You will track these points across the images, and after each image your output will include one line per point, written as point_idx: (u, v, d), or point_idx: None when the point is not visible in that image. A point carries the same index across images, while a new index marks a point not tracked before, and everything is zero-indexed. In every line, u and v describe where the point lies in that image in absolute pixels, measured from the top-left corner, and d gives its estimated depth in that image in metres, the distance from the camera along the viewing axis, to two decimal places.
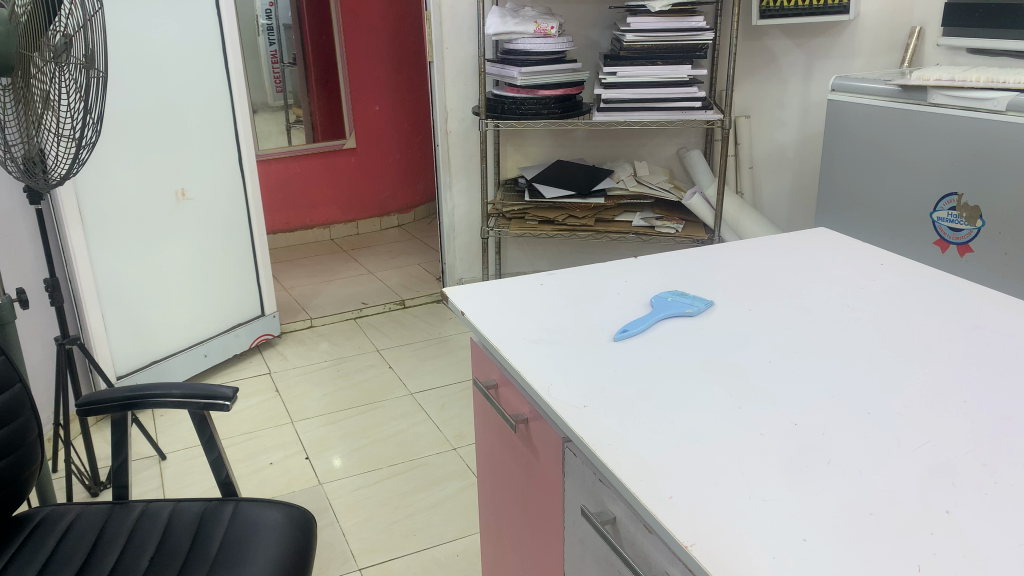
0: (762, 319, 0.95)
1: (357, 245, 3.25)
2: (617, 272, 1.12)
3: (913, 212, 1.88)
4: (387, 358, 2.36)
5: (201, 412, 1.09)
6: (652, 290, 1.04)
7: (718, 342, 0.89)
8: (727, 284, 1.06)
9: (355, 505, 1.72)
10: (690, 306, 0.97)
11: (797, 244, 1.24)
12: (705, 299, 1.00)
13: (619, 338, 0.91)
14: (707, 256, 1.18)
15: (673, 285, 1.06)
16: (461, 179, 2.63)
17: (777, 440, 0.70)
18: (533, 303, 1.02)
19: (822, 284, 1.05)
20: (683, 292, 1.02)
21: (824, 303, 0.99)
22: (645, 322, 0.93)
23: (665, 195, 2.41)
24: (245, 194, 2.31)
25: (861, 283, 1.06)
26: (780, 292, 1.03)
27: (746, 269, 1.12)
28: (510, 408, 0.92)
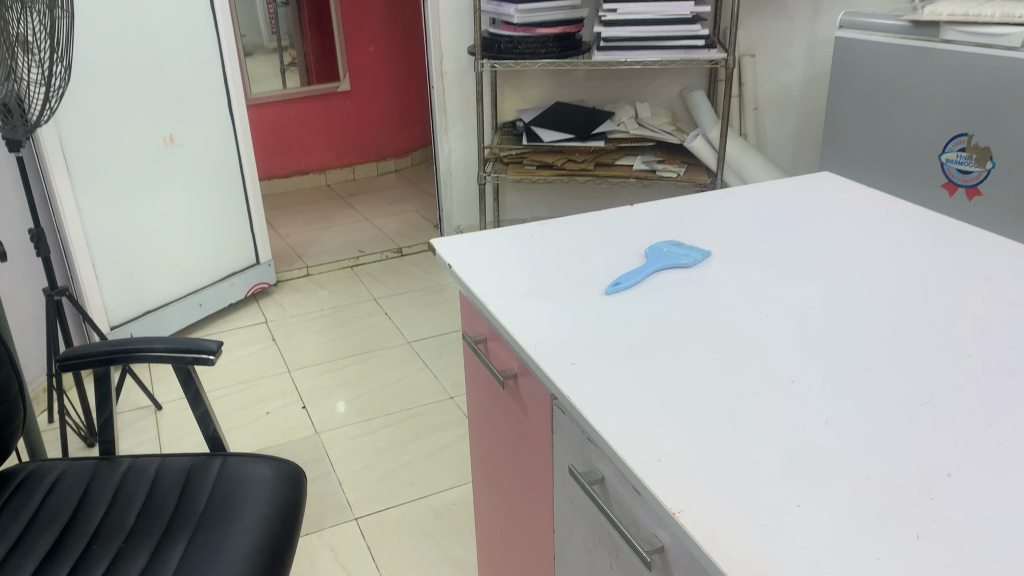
0: (761, 271, 0.91)
1: (354, 191, 3.20)
2: (611, 221, 1.08)
3: (921, 154, 1.82)
4: (384, 307, 2.33)
5: (186, 367, 1.07)
6: (647, 240, 1.00)
7: (715, 296, 0.86)
8: (725, 233, 1.02)
9: (351, 454, 1.71)
10: (686, 257, 0.93)
11: (800, 189, 1.19)
12: (702, 249, 0.96)
13: (611, 291, 0.87)
14: (706, 203, 1.14)
15: (669, 235, 1.02)
16: (458, 122, 2.57)
17: (772, 399, 0.68)
18: (523, 254, 0.98)
19: (824, 232, 1.02)
20: (679, 242, 0.98)
21: (826, 253, 0.95)
22: (638, 274, 0.90)
23: (667, 137, 2.35)
24: (236, 140, 2.25)
25: (865, 230, 1.02)
26: (780, 241, 0.99)
27: (745, 217, 1.08)
28: (499, 362, 0.89)
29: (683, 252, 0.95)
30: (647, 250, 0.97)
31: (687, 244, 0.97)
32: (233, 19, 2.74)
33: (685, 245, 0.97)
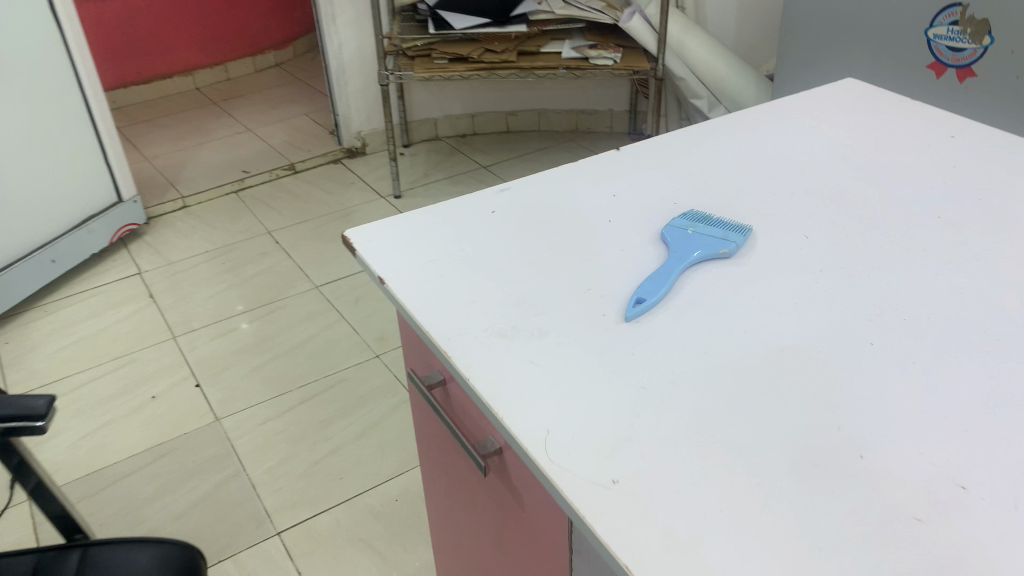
0: (835, 258, 0.64)
1: (230, 94, 2.74)
2: (595, 176, 0.78)
3: (900, 31, 1.44)
4: (282, 243, 1.98)
5: (5, 438, 0.74)
6: (657, 213, 0.71)
7: (785, 314, 0.58)
8: (756, 189, 0.74)
9: (264, 444, 1.42)
10: (721, 242, 0.65)
11: (827, 103, 0.90)
12: (738, 224, 0.68)
13: (632, 316, 0.58)
14: (712, 136, 0.84)
15: (684, 200, 0.73)
16: (347, 8, 2.13)
17: (954, 538, 0.42)
18: (487, 249, 0.67)
19: (889, 177, 0.74)
20: (699, 212, 0.69)
21: (911, 218, 0.68)
22: (665, 281, 0.61)
23: (598, 16, 1.99)
24: (68, 50, 1.78)
25: (942, 170, 0.75)
26: (834, 199, 0.72)
27: (772, 155, 0.80)
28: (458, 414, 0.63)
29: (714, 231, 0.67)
30: (661, 231, 0.68)
31: (715, 214, 0.69)
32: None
33: (709, 217, 0.68)
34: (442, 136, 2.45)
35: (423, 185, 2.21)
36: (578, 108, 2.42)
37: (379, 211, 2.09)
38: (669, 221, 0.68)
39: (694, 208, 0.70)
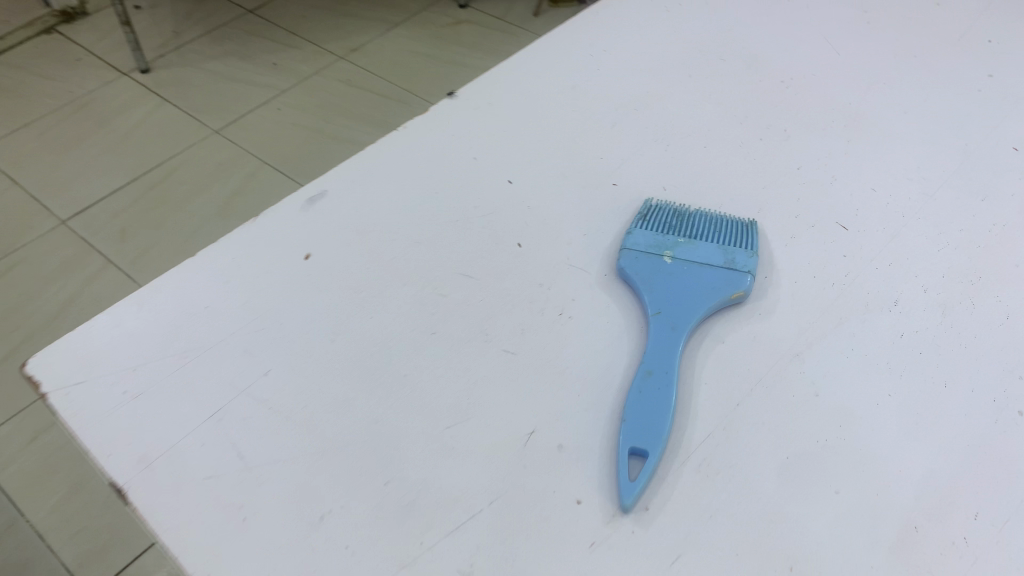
0: (908, 272, 0.38)
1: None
2: (463, 141, 0.46)
3: None
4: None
5: None
6: (592, 216, 0.42)
7: (886, 430, 0.33)
8: (731, 135, 0.45)
9: None
10: (728, 280, 0.37)
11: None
12: (733, 222, 0.40)
13: (631, 503, 0.31)
14: (624, 27, 0.53)
15: (626, 177, 0.43)
16: None
17: None
18: (320, 359, 0.36)
19: (909, 82, 0.49)
20: (666, 211, 0.41)
21: (976, 163, 0.44)
22: (664, 402, 0.33)
23: None
24: None
25: (974, 57, 0.50)
26: (853, 137, 0.45)
27: (726, 61, 0.51)
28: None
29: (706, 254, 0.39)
30: (616, 262, 0.39)
31: (691, 209, 0.41)
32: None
33: (688, 220, 0.40)
34: None
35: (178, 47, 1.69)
36: None
37: None
38: (626, 242, 0.39)
39: (654, 201, 0.42)
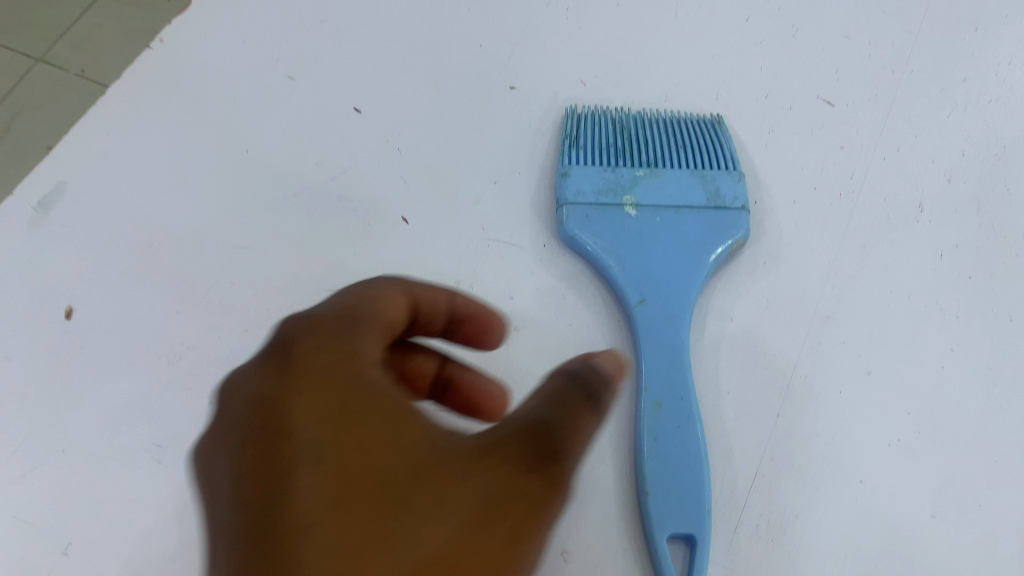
0: (924, 156, 0.29)
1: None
2: (265, 53, 0.30)
3: None
4: None
5: None
6: (496, 146, 0.28)
7: (967, 409, 0.25)
8: None
9: None
10: (717, 226, 0.26)
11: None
12: (694, 126, 0.28)
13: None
14: None
15: (527, 73, 0.30)
16: None
17: None
18: (152, 506, 0.23)
19: None
20: (599, 124, 0.28)
21: None
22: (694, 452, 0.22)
23: None
24: None
25: None
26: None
27: None
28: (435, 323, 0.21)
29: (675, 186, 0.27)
30: (559, 224, 0.26)
31: (629, 113, 0.29)
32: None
33: (635, 135, 0.28)
34: None
35: None
36: None
37: None
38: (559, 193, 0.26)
39: (576, 109, 0.28)
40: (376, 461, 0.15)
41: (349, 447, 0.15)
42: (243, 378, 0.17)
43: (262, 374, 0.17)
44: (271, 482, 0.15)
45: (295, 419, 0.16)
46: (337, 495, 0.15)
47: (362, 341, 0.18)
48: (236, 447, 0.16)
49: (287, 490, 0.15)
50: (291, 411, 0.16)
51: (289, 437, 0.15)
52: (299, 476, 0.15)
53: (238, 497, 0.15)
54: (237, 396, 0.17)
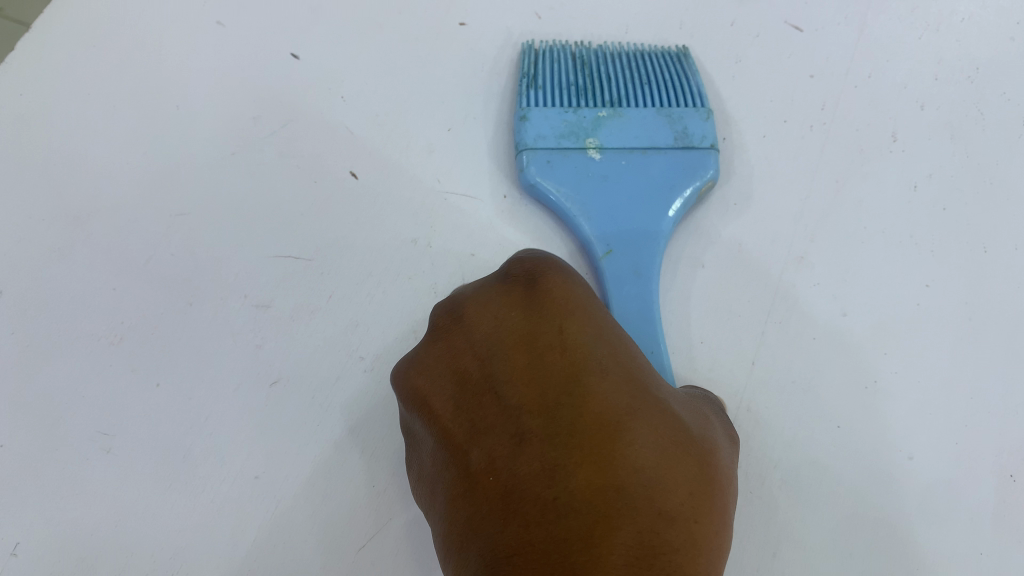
0: (896, 81, 0.28)
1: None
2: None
3: None
4: None
5: None
6: (447, 88, 0.26)
7: (942, 345, 0.24)
8: None
9: None
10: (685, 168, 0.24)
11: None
12: (660, 60, 0.27)
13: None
14: None
15: (479, 6, 0.28)
16: None
17: None
18: (104, 498, 0.21)
19: None
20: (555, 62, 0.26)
21: None
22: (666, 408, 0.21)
23: None
24: None
25: None
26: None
27: None
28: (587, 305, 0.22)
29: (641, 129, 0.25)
30: (518, 172, 0.25)
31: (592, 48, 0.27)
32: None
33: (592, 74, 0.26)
34: None
35: None
36: None
37: None
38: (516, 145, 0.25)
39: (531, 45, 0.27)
40: (651, 403, 0.15)
41: (623, 381, 0.15)
42: (486, 303, 0.17)
43: (504, 307, 0.17)
44: (559, 397, 0.15)
45: (574, 344, 0.16)
46: (628, 416, 0.15)
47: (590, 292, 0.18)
48: (503, 365, 0.16)
49: (577, 407, 0.15)
50: (563, 336, 0.16)
51: (563, 367, 0.15)
52: (579, 409, 0.15)
53: (518, 413, 0.15)
54: (482, 324, 0.17)
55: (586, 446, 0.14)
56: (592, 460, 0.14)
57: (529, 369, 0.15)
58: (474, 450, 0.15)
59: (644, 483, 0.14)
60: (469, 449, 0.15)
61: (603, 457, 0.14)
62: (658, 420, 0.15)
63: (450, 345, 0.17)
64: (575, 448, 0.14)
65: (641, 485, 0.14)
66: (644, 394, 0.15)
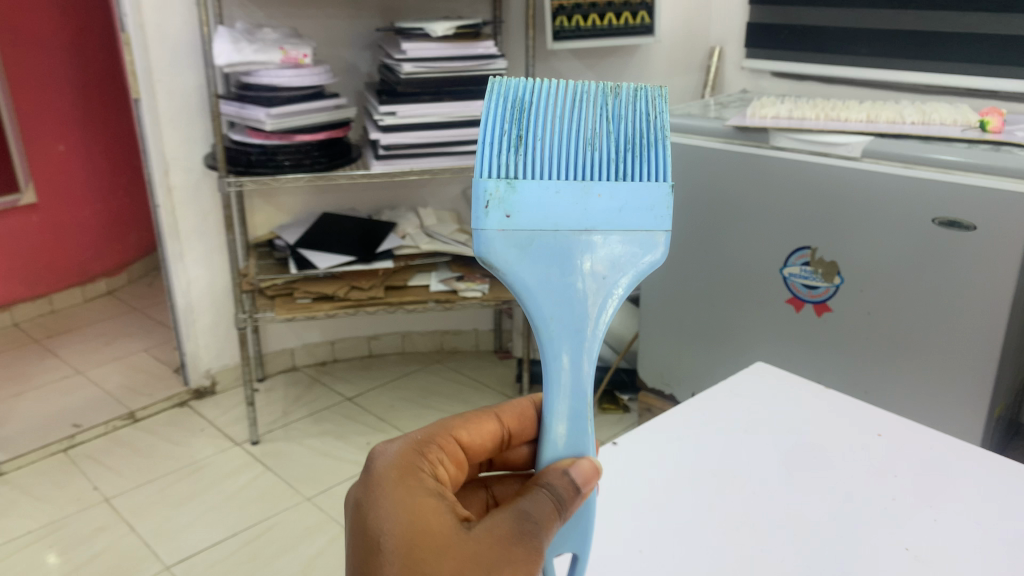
0: None
1: (76, 359, 2.64)
2: None
3: (850, 288, 1.66)
4: (330, 511, 1.88)
5: None
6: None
7: None
8: (736, 525, 0.80)
9: None
10: (528, 241, 0.56)
11: (752, 406, 0.98)
12: (525, 143, 0.57)
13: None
14: (696, 420, 0.96)
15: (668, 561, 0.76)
16: (197, 246, 2.24)
17: None
18: None
19: (848, 499, 0.83)
20: (531, 117, 0.58)
21: (881, 555, 0.76)
22: (554, 372, 0.58)
23: (463, 248, 2.10)
24: None
25: (889, 487, 0.85)
26: (805, 523, 0.80)
27: (753, 462, 0.89)
28: (516, 434, 0.70)
29: (543, 197, 0.56)
30: (621, 226, 0.57)
31: (492, 111, 0.58)
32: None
33: (534, 136, 0.57)
34: (300, 364, 2.48)
35: (283, 425, 2.22)
36: (441, 329, 2.57)
37: (235, 463, 2.08)
38: (618, 165, 0.57)
39: (518, 81, 0.59)
40: (428, 523, 0.55)
41: (420, 516, 0.56)
42: (374, 484, 0.59)
43: (378, 488, 0.58)
44: (394, 523, 0.55)
45: (396, 508, 0.56)
46: (423, 527, 0.55)
47: (422, 478, 0.59)
48: (377, 509, 0.57)
49: (400, 527, 0.55)
50: (392, 501, 0.57)
51: (395, 511, 0.56)
52: (404, 527, 0.55)
53: (381, 526, 0.56)
54: (371, 493, 0.58)
55: (403, 542, 0.54)
56: (412, 544, 0.54)
57: (381, 510, 0.57)
58: (366, 536, 0.56)
59: (423, 553, 0.53)
60: (366, 534, 0.56)
61: (412, 545, 0.54)
62: (433, 530, 0.55)
63: (363, 496, 0.59)
64: (406, 540, 0.54)
65: (427, 553, 0.53)
66: (423, 529, 0.55)
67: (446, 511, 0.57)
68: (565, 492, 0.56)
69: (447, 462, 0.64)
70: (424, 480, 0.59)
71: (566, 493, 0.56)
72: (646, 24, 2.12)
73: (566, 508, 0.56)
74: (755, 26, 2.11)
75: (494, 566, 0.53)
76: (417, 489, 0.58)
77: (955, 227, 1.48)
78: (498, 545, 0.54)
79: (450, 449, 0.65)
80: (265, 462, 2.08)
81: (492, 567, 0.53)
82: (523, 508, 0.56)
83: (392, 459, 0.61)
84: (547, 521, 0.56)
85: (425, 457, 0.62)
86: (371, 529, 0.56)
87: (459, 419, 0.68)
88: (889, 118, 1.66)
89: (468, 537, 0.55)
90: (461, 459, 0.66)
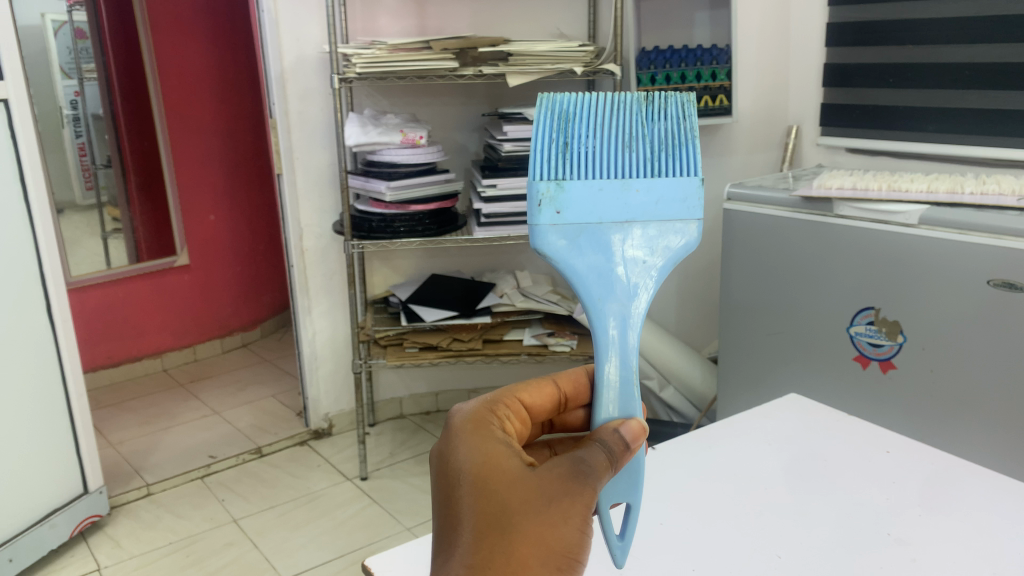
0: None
1: (213, 400, 2.99)
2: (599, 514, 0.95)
3: (912, 347, 1.75)
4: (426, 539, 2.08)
5: None
6: (674, 541, 0.89)
7: None
8: (746, 512, 0.94)
9: None
10: (577, 232, 0.69)
11: (776, 426, 1.14)
12: (575, 149, 0.70)
13: (620, 558, 0.71)
14: (720, 435, 1.12)
15: (690, 533, 0.90)
16: (321, 301, 2.55)
17: None
18: None
19: (849, 500, 0.96)
20: (576, 127, 0.72)
21: (867, 539, 0.88)
22: (604, 340, 0.69)
23: (554, 308, 2.33)
24: (62, 362, 2.04)
25: (886, 493, 0.97)
26: (807, 515, 0.93)
27: (766, 469, 1.03)
28: (573, 398, 0.80)
29: (589, 195, 0.69)
30: (659, 217, 0.70)
31: (540, 125, 0.72)
32: (47, 176, 2.65)
33: (581, 144, 0.71)
34: (407, 413, 2.74)
35: (389, 465, 2.46)
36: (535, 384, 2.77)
37: (345, 495, 2.32)
38: (656, 164, 0.70)
39: (562, 95, 0.73)
40: (500, 462, 0.63)
41: (492, 456, 0.64)
42: (451, 433, 0.67)
43: (455, 435, 0.67)
44: (471, 462, 0.64)
45: (471, 450, 0.64)
46: (495, 465, 0.63)
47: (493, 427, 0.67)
48: (455, 451, 0.65)
49: (476, 465, 0.63)
50: (469, 445, 0.65)
51: (470, 453, 0.64)
52: (478, 465, 0.63)
53: (459, 463, 0.64)
54: (450, 438, 0.66)
55: (477, 477, 0.62)
56: (484, 479, 0.62)
57: (459, 452, 0.65)
58: (446, 472, 0.65)
59: (495, 486, 0.62)
60: (446, 472, 0.65)
61: (484, 480, 0.62)
62: (503, 468, 0.63)
63: (442, 441, 0.67)
64: (480, 475, 0.62)
65: (497, 488, 0.62)
66: (493, 467, 0.63)
67: (515, 454, 0.64)
68: (616, 447, 0.65)
69: (514, 419, 0.73)
70: (496, 430, 0.67)
71: (616, 446, 0.64)
72: (726, 106, 2.31)
73: (620, 459, 0.65)
74: (829, 107, 2.29)
75: (556, 500, 0.61)
76: (490, 437, 0.66)
77: (1010, 289, 1.54)
78: (560, 482, 0.62)
79: (516, 407, 0.74)
80: (371, 495, 2.31)
81: (554, 500, 0.61)
82: (582, 456, 0.64)
83: (468, 411, 0.69)
84: (601, 468, 0.63)
85: (495, 413, 0.71)
86: (449, 468, 0.64)
87: (522, 383, 0.77)
88: (949, 188, 1.70)
89: (533, 475, 0.62)
90: (526, 417, 0.75)
